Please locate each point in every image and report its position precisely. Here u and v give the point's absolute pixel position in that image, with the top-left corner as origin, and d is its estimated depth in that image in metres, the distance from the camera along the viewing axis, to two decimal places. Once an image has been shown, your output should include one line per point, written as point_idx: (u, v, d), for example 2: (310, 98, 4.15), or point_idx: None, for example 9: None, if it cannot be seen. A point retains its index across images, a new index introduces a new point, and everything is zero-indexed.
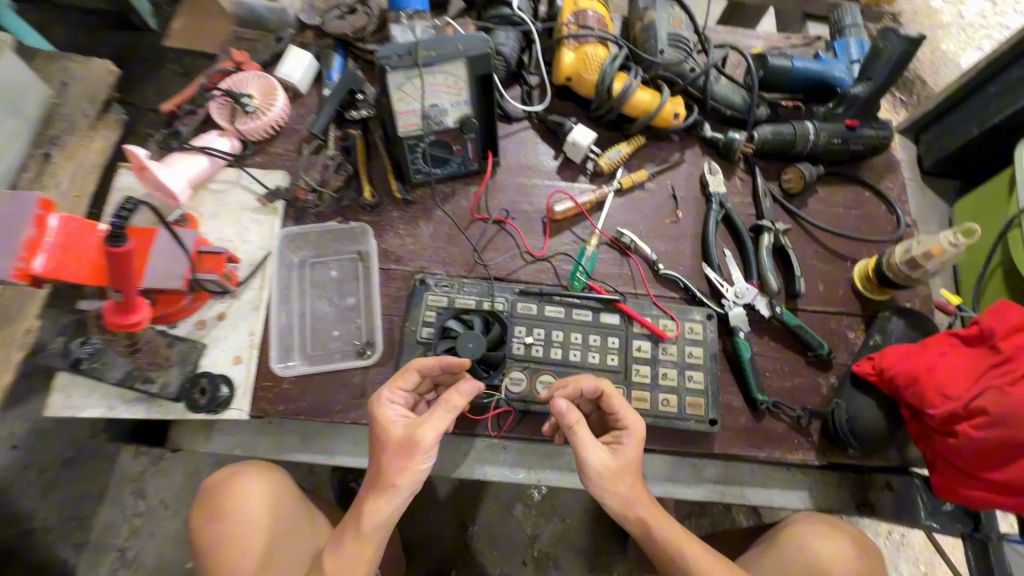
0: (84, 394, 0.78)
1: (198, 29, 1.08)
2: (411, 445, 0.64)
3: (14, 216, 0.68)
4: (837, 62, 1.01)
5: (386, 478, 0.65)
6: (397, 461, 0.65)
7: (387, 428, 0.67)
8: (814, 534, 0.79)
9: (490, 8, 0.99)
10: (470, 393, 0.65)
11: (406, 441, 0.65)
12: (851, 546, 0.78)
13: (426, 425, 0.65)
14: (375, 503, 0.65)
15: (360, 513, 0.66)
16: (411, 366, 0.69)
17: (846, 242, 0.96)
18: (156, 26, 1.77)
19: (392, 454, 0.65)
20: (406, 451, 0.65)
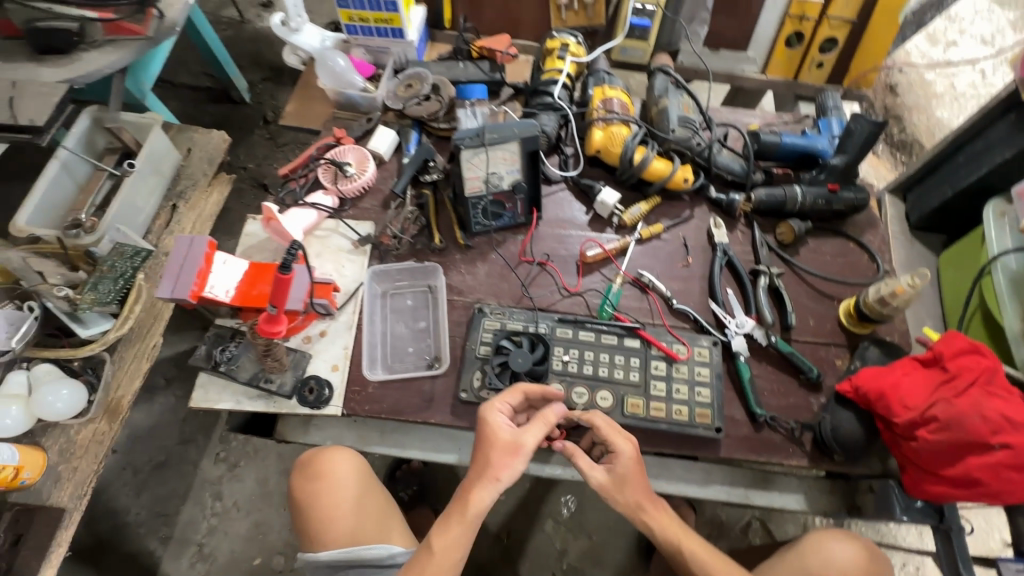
0: (218, 391, 1.00)
1: (305, 111, 1.37)
2: (516, 447, 0.83)
3: (192, 253, 0.95)
4: (821, 137, 1.22)
5: (490, 471, 0.82)
6: (503, 459, 0.82)
7: (497, 432, 0.84)
8: (834, 544, 0.92)
9: (536, 97, 1.25)
10: (560, 412, 0.87)
11: (513, 443, 0.83)
12: (862, 551, 0.92)
13: (528, 432, 0.84)
14: (481, 488, 0.80)
15: (470, 493, 0.81)
16: (521, 386, 0.90)
17: (833, 285, 1.14)
18: (250, 99, 2.12)
19: (498, 453, 0.82)
20: (510, 452, 0.83)
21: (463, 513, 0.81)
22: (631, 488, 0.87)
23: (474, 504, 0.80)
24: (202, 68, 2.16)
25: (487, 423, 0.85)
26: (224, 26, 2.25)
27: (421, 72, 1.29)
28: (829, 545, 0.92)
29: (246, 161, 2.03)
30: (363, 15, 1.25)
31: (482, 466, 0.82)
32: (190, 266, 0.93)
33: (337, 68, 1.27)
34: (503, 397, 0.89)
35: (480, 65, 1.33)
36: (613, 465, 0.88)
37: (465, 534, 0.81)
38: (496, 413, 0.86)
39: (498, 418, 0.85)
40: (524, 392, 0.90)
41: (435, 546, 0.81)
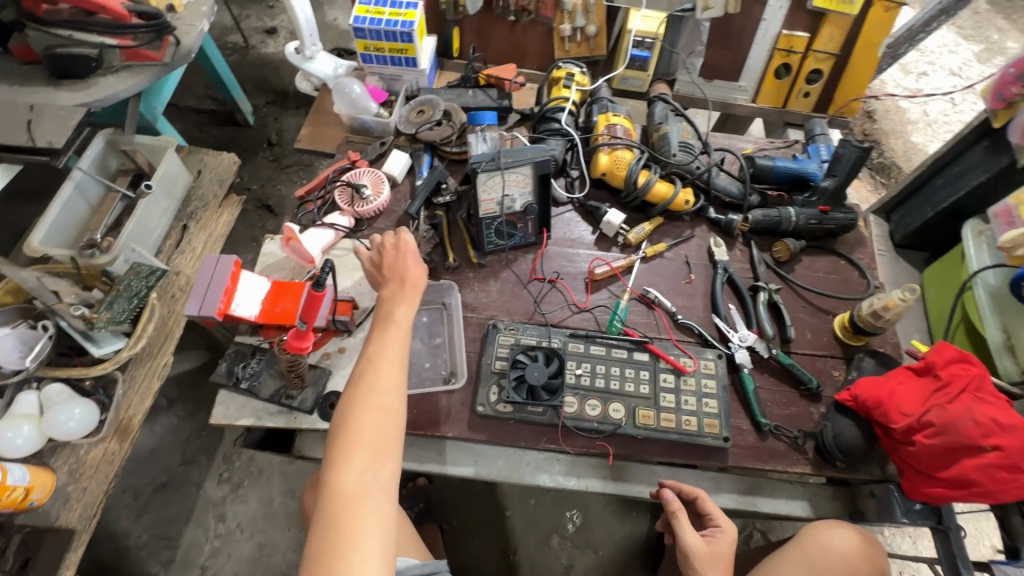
0: (239, 407, 1.01)
1: (319, 135, 1.42)
2: (424, 267, 0.96)
3: (218, 272, 0.98)
4: (810, 161, 1.30)
5: (407, 284, 0.93)
6: (417, 270, 0.95)
7: (406, 267, 0.94)
8: (833, 534, 0.92)
9: (543, 123, 1.31)
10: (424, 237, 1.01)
11: (415, 283, 0.93)
12: (860, 540, 0.92)
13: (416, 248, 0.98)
14: (399, 314, 0.88)
15: (392, 315, 0.89)
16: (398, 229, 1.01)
17: (827, 300, 1.20)
18: (254, 122, 2.16)
19: (408, 287, 0.92)
20: (413, 286, 0.93)
21: (382, 336, 0.86)
22: (722, 569, 0.90)
23: (397, 320, 0.88)
24: (207, 91, 2.20)
25: (403, 250, 0.96)
26: (229, 52, 2.30)
27: (433, 99, 1.35)
28: (827, 536, 0.92)
29: (250, 182, 2.06)
30: (379, 45, 1.30)
31: (392, 308, 0.90)
32: (217, 284, 0.97)
33: (353, 95, 1.32)
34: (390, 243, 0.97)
35: (488, 93, 1.40)
36: (713, 542, 0.93)
37: (401, 348, 0.85)
38: (402, 238, 0.98)
39: (407, 235, 0.99)
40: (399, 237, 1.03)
41: (370, 358, 0.83)
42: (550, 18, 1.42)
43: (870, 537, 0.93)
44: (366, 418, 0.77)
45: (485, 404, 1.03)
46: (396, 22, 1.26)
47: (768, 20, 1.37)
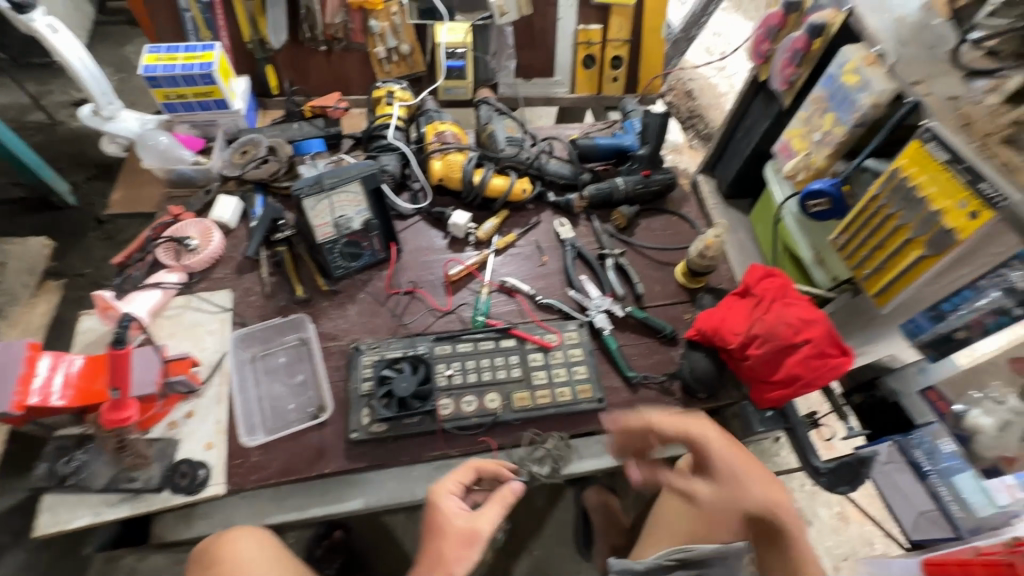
0: (70, 509, 0.88)
1: (136, 197, 1.31)
2: (473, 534, 0.78)
3: (10, 361, 0.86)
4: (627, 136, 1.41)
5: (441, 565, 0.75)
6: (457, 549, 0.76)
7: (450, 518, 0.80)
8: (663, 425, 0.86)
9: (374, 142, 1.33)
10: (517, 489, 0.85)
11: (469, 532, 0.78)
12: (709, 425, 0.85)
13: (484, 517, 0.80)
14: None
15: None
16: (473, 463, 0.90)
17: (667, 254, 1.31)
18: (76, 201, 1.95)
19: (452, 544, 0.77)
20: (465, 543, 0.77)
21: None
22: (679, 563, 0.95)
23: None
24: (11, 177, 1.96)
25: (440, 510, 0.81)
26: (33, 131, 2.08)
27: (256, 138, 1.30)
28: (665, 430, 0.86)
29: (83, 266, 1.85)
30: (179, 91, 1.23)
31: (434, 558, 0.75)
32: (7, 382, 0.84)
33: (160, 146, 1.23)
34: (455, 477, 0.87)
35: (314, 123, 1.39)
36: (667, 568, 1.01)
37: None
38: (448, 497, 0.84)
39: (446, 489, 0.85)
40: (477, 469, 0.90)
41: None
42: (362, 42, 1.44)
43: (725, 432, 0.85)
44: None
45: (358, 430, 0.99)
46: (192, 65, 1.20)
47: (564, 18, 1.49)
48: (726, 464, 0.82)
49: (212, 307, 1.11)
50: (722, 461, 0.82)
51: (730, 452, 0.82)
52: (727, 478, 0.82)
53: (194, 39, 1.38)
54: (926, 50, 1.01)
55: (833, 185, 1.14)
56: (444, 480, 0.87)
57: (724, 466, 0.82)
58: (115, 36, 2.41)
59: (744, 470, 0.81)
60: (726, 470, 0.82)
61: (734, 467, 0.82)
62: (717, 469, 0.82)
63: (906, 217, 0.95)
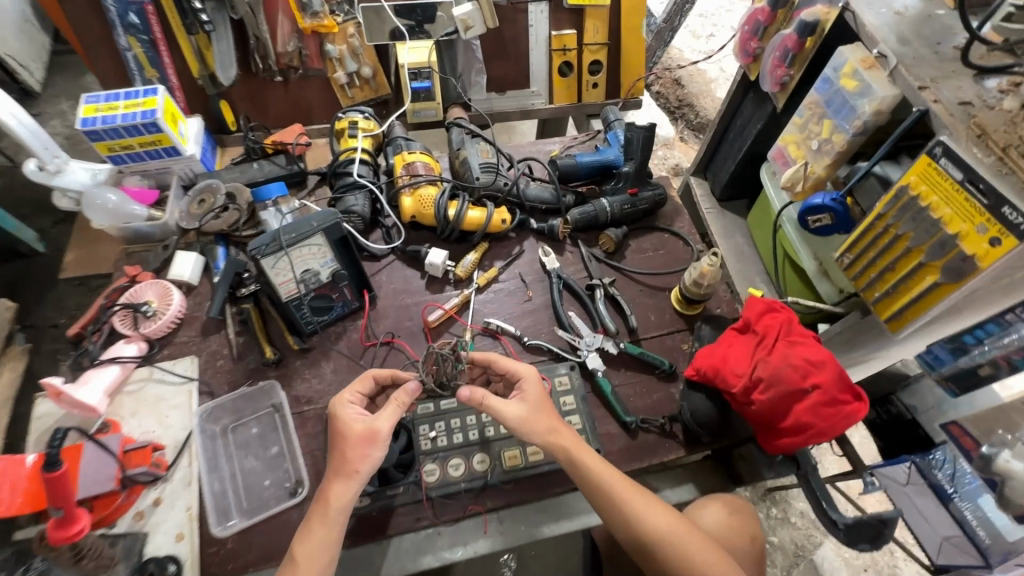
0: None
1: (92, 256, 1.23)
2: (373, 435, 0.81)
3: None
4: (611, 149, 1.33)
5: (348, 465, 0.80)
6: (359, 449, 0.80)
7: (350, 422, 0.82)
8: (500, 404, 0.85)
9: (339, 180, 1.23)
10: (413, 390, 0.84)
11: (368, 433, 0.81)
12: (577, 440, 0.86)
13: (383, 417, 0.82)
14: (342, 484, 0.78)
15: (329, 499, 0.78)
16: (367, 372, 0.90)
17: (661, 278, 1.23)
18: (44, 248, 1.88)
19: (353, 445, 0.80)
20: (366, 443, 0.81)
21: (325, 512, 0.78)
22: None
23: (331, 504, 0.78)
24: None
25: (338, 417, 0.83)
26: None
27: (213, 184, 1.22)
28: (499, 403, 0.85)
29: (55, 317, 1.77)
30: (124, 142, 1.15)
31: (339, 460, 0.80)
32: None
33: (108, 205, 1.15)
34: (354, 387, 0.89)
35: (275, 161, 1.30)
36: None
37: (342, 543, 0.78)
38: (346, 406, 0.85)
39: (345, 400, 0.86)
40: (374, 378, 0.90)
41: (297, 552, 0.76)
42: (321, 69, 1.35)
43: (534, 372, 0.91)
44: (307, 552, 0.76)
45: None
46: (133, 114, 1.11)
47: (535, 25, 1.40)
48: (538, 397, 0.88)
49: (176, 378, 1.04)
50: (529, 388, 0.88)
51: (561, 426, 0.86)
52: (535, 406, 0.86)
53: (139, 78, 1.27)
54: (930, 47, 0.91)
55: (836, 198, 1.04)
56: (342, 392, 0.88)
57: (532, 395, 0.87)
58: (74, 66, 2.31)
59: (545, 402, 0.88)
60: (538, 400, 0.87)
61: (547, 411, 0.87)
62: (532, 391, 0.88)
63: (917, 238, 0.87)
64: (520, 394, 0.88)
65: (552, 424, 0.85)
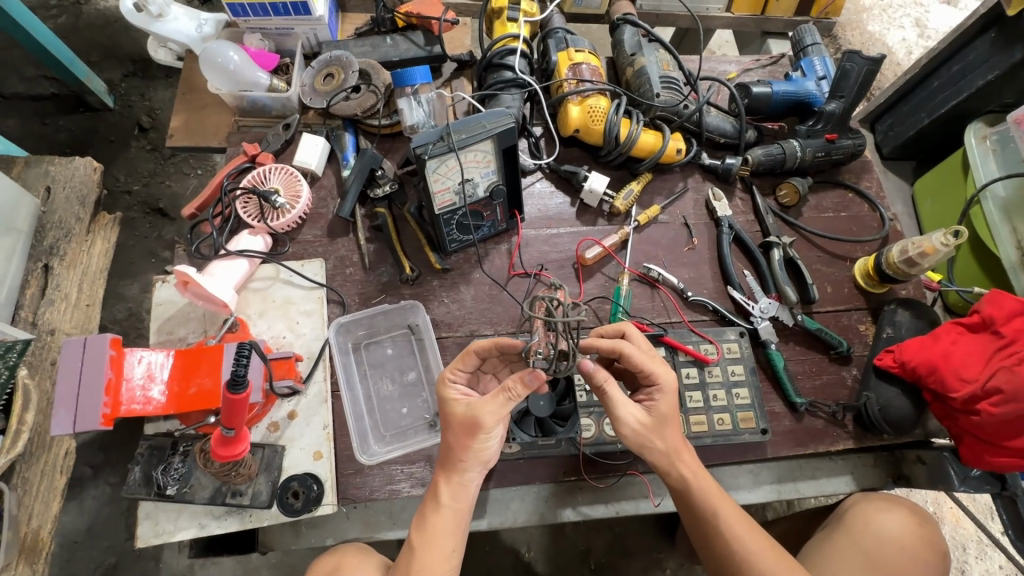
0: (173, 518, 0.78)
1: (200, 122, 1.07)
2: (473, 428, 0.67)
3: (91, 362, 0.71)
4: (807, 80, 1.11)
5: (454, 456, 0.69)
6: (461, 440, 0.68)
7: (451, 409, 0.70)
8: (621, 402, 0.72)
9: (493, 74, 1.04)
10: (530, 384, 0.65)
11: (469, 423, 0.67)
12: (696, 466, 0.74)
13: (486, 409, 0.67)
14: (449, 475, 0.69)
15: (438, 492, 0.69)
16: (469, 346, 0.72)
17: (843, 244, 1.06)
18: (114, 104, 1.70)
19: (455, 437, 0.68)
20: (467, 433, 0.68)
21: (437, 504, 0.68)
22: None
23: (441, 502, 0.68)
24: (37, 69, 1.69)
25: (439, 401, 0.71)
26: (55, 12, 1.77)
27: (343, 56, 1.02)
28: (622, 405, 0.72)
29: (128, 181, 1.64)
30: None
31: (449, 459, 0.69)
32: (94, 397, 0.70)
33: (230, 66, 0.97)
34: (457, 362, 0.73)
35: (412, 38, 1.09)
36: None
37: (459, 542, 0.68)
38: (449, 387, 0.72)
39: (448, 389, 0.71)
40: (478, 353, 0.71)
41: (414, 542, 0.67)
42: None
43: (675, 382, 0.73)
44: (425, 555, 0.65)
45: None
46: None
47: None
48: (670, 412, 0.73)
49: (305, 281, 0.93)
50: (661, 400, 0.72)
51: (685, 447, 0.73)
52: (659, 419, 0.72)
53: None
54: None
55: None
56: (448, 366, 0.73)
57: (663, 407, 0.72)
58: None
59: (674, 417, 0.74)
60: (666, 415, 0.72)
61: (672, 427, 0.73)
62: (663, 404, 0.72)
63: None
64: (649, 398, 0.73)
65: (671, 446, 0.73)
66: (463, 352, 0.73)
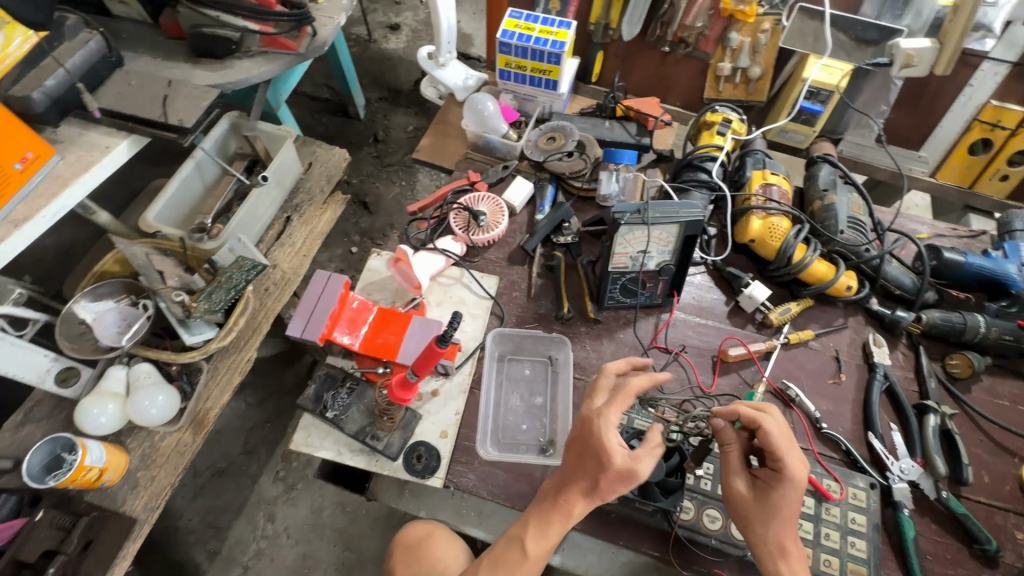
0: (321, 437, 0.94)
1: (440, 146, 1.33)
2: (632, 477, 0.73)
3: (328, 294, 0.93)
4: (1009, 262, 1.08)
5: (597, 491, 0.75)
6: (614, 483, 0.74)
7: (612, 457, 0.73)
8: (735, 470, 0.78)
9: (689, 173, 1.17)
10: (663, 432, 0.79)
11: (628, 472, 0.73)
12: (797, 571, 0.74)
13: (644, 461, 0.74)
14: (585, 501, 0.76)
15: (569, 513, 0.76)
16: (632, 387, 0.79)
17: (1014, 438, 0.98)
18: (364, 116, 2.15)
19: (611, 479, 0.73)
20: (622, 479, 0.74)
21: (564, 524, 0.76)
22: None
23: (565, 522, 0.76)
24: (325, 80, 2.22)
25: (604, 445, 0.73)
26: (351, 44, 2.32)
27: (567, 127, 1.24)
28: (737, 474, 0.78)
29: (351, 175, 2.04)
30: (522, 63, 1.20)
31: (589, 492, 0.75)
32: (323, 310, 0.91)
33: (485, 111, 1.22)
34: (618, 407, 0.77)
35: (626, 126, 1.28)
36: None
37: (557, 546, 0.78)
38: (609, 432, 0.75)
39: (613, 424, 0.76)
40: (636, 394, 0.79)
41: (528, 547, 0.75)
42: (708, 54, 1.28)
43: (802, 482, 0.73)
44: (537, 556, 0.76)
45: None
46: (546, 41, 1.15)
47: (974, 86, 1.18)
48: (782, 506, 0.74)
49: (480, 291, 1.09)
50: (778, 491, 0.74)
51: (790, 545, 0.74)
52: (769, 506, 0.74)
53: (542, 7, 1.30)
54: None
55: None
56: (609, 409, 0.76)
57: (779, 499, 0.74)
58: None
59: (787, 514, 0.74)
60: (778, 506, 0.74)
61: (783, 521, 0.74)
62: (778, 495, 0.74)
63: None
64: (766, 483, 0.76)
65: (773, 538, 0.75)
66: (624, 395, 0.78)
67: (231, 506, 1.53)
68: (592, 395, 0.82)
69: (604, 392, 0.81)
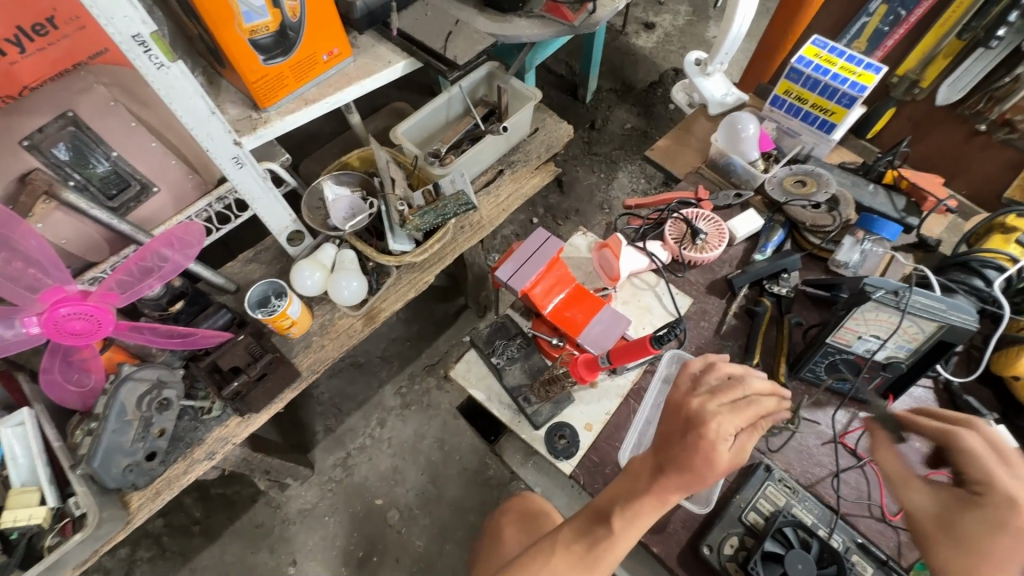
0: (478, 377, 0.99)
1: (674, 152, 1.30)
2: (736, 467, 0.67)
3: (540, 252, 0.97)
4: None
5: (694, 483, 0.66)
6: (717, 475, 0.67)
7: (719, 454, 0.65)
8: (906, 482, 0.69)
9: (959, 274, 0.99)
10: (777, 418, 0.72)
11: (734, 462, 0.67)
12: None
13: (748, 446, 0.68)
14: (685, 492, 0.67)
15: (664, 498, 0.67)
16: (758, 404, 0.69)
17: None
18: (589, 101, 2.18)
19: (713, 475, 0.65)
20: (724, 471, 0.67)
21: (654, 509, 0.68)
22: None
23: (657, 508, 0.68)
24: (567, 57, 2.29)
25: (712, 444, 0.65)
26: None
27: (824, 175, 1.12)
28: (919, 489, 0.68)
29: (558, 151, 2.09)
30: (804, 95, 1.11)
31: (690, 483, 0.66)
32: (538, 263, 0.95)
33: (744, 133, 1.14)
34: (733, 413, 0.68)
35: (894, 199, 1.12)
36: None
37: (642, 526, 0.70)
38: (723, 436, 0.66)
39: (727, 430, 0.67)
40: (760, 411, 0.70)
41: (614, 523, 0.68)
42: None
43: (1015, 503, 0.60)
44: (624, 541, 0.67)
45: (712, 552, 0.83)
46: (845, 79, 1.03)
47: None
48: (972, 525, 0.61)
49: (669, 306, 1.05)
50: (966, 505, 0.63)
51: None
52: (949, 521, 0.63)
53: (844, 43, 1.19)
54: None
55: None
56: (724, 414, 0.67)
57: (964, 515, 0.62)
58: None
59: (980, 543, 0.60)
60: (964, 525, 0.62)
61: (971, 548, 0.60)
62: (966, 513, 0.62)
63: None
64: (960, 497, 0.65)
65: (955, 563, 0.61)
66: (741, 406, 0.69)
67: (357, 398, 1.70)
68: (695, 391, 0.73)
69: (716, 392, 0.71)
